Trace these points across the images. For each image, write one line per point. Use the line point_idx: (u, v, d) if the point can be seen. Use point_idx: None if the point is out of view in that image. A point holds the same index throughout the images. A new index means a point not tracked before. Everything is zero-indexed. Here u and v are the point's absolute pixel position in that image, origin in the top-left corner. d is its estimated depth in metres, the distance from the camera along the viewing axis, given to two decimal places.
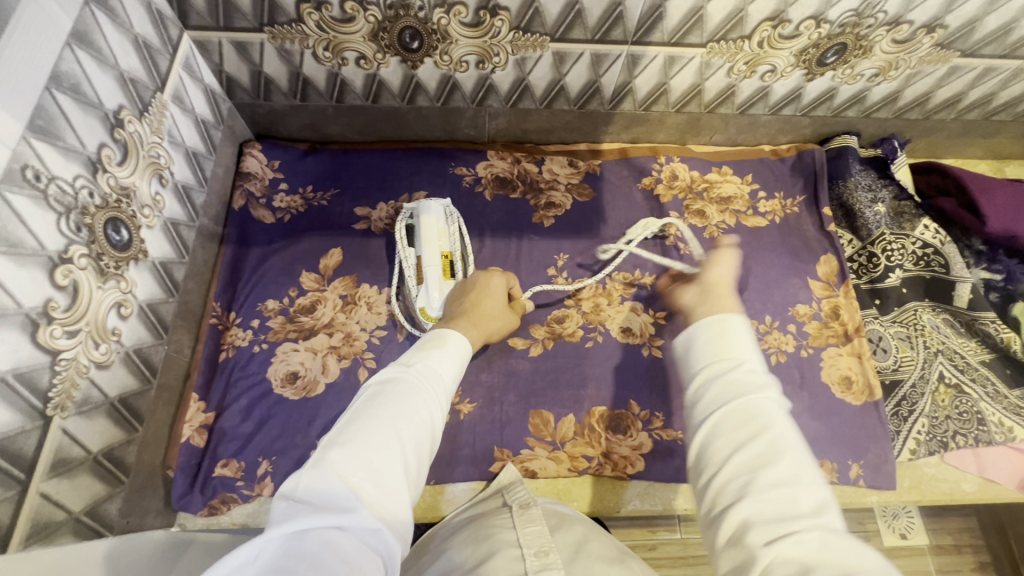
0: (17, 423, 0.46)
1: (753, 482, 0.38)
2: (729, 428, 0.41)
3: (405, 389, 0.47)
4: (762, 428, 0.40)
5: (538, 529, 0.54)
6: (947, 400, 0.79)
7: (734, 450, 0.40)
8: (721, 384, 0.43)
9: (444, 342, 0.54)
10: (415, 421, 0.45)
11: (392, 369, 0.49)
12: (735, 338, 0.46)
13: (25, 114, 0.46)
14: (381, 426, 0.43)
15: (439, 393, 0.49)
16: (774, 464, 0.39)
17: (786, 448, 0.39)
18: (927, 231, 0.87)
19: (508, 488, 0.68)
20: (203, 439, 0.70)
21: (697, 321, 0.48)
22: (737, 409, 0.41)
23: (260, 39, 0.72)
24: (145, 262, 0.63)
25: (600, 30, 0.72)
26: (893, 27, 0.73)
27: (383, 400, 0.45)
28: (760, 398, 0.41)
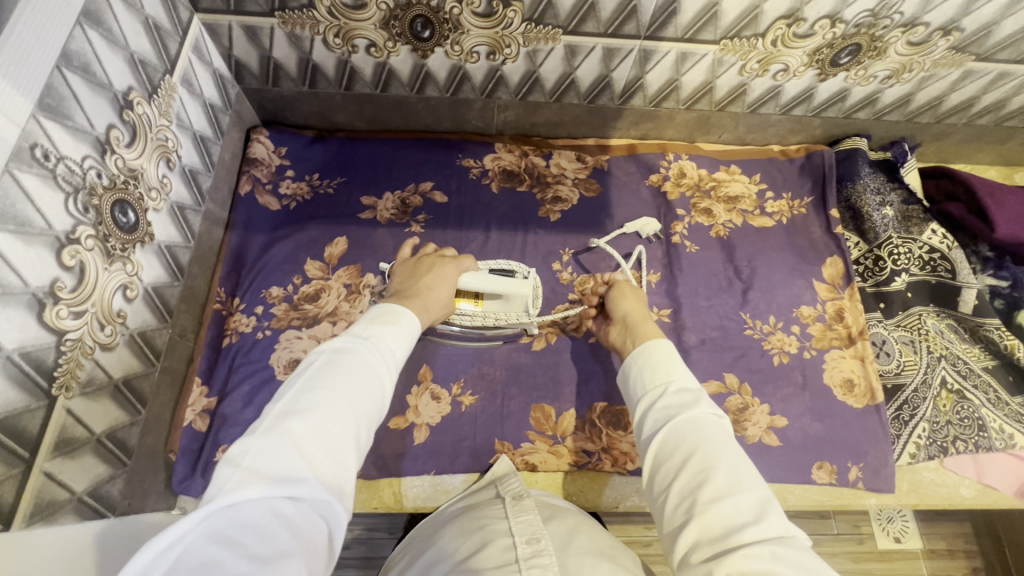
0: (23, 401, 0.46)
1: (693, 492, 0.44)
2: (670, 444, 0.48)
3: (356, 363, 0.47)
4: (698, 438, 0.47)
5: (531, 519, 0.54)
6: (948, 406, 0.79)
7: (675, 465, 0.46)
8: (657, 411, 0.51)
9: (399, 319, 0.53)
10: (366, 394, 0.45)
11: (345, 340, 0.49)
12: (673, 362, 0.54)
13: (35, 92, 0.45)
14: (334, 397, 0.43)
15: (389, 367, 0.50)
16: (707, 466, 0.44)
17: (722, 461, 0.45)
18: (935, 236, 0.87)
19: (501, 479, 0.68)
20: (206, 424, 0.70)
21: (633, 354, 0.58)
22: (675, 427, 0.48)
23: (271, 24, 0.72)
24: (151, 245, 0.63)
25: (613, 24, 0.72)
26: (909, 28, 0.72)
27: (333, 371, 0.45)
28: (694, 413, 0.49)
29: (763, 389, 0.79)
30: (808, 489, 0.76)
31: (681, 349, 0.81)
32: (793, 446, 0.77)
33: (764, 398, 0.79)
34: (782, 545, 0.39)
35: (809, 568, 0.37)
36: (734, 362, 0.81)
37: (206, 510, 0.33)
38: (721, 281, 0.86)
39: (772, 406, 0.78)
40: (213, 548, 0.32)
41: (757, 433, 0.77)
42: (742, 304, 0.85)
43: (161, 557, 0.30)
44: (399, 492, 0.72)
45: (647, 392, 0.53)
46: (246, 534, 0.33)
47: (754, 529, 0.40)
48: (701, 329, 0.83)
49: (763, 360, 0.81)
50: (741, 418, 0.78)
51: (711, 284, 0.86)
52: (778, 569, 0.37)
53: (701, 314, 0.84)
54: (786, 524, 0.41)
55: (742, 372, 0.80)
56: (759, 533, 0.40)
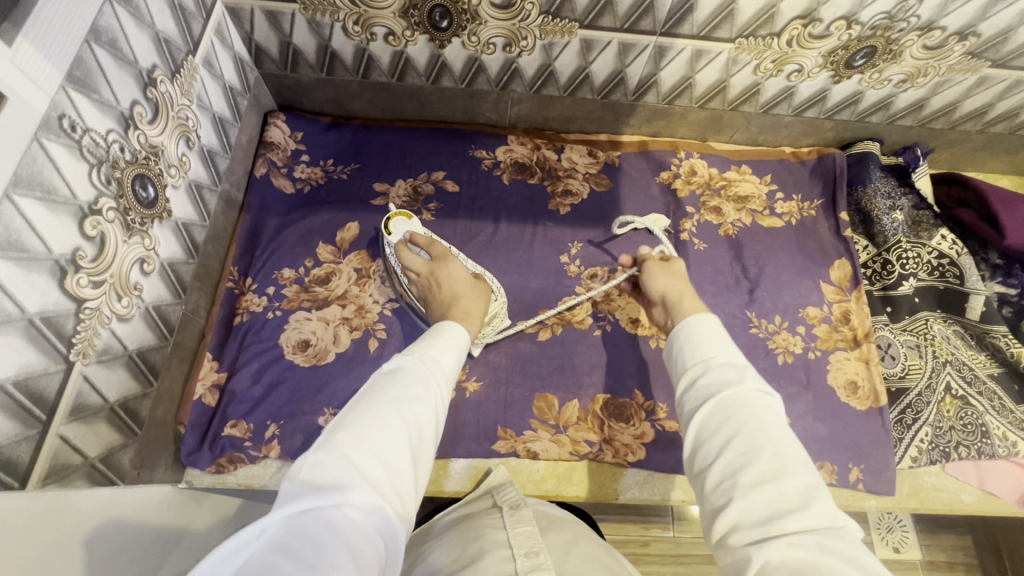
0: (41, 364, 0.47)
1: (736, 473, 0.44)
2: (714, 422, 0.47)
3: (409, 377, 0.47)
4: (743, 418, 0.46)
5: (529, 530, 0.54)
6: (952, 411, 0.79)
7: (720, 443, 0.46)
8: (700, 388, 0.51)
9: (441, 335, 0.54)
10: (419, 405, 0.45)
11: (398, 357, 0.49)
12: (719, 340, 0.54)
13: (65, 65, 0.47)
14: (390, 408, 0.43)
15: (440, 384, 0.49)
16: (752, 447, 0.44)
17: (769, 444, 0.44)
18: (944, 242, 0.86)
19: (498, 488, 0.68)
20: (215, 399, 0.71)
21: (680, 328, 0.58)
22: (719, 404, 0.48)
23: (292, 9, 0.73)
24: (169, 222, 0.64)
25: (630, 19, 0.72)
26: (925, 32, 0.72)
27: (387, 385, 0.45)
28: (739, 390, 0.48)
29: None
30: None
31: None
32: None
33: None
34: (829, 535, 0.38)
35: (857, 558, 0.37)
36: None
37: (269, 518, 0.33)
38: (727, 280, 0.87)
39: None
40: (270, 554, 0.31)
41: None
42: (748, 303, 0.85)
43: (225, 559, 0.31)
44: None
45: (690, 368, 0.53)
46: (300, 541, 0.32)
47: (800, 515, 0.39)
48: None
49: (767, 359, 0.81)
50: None
51: (718, 282, 0.86)
52: (825, 559, 0.36)
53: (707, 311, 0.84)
54: (834, 514, 0.40)
55: None
56: (805, 521, 0.39)
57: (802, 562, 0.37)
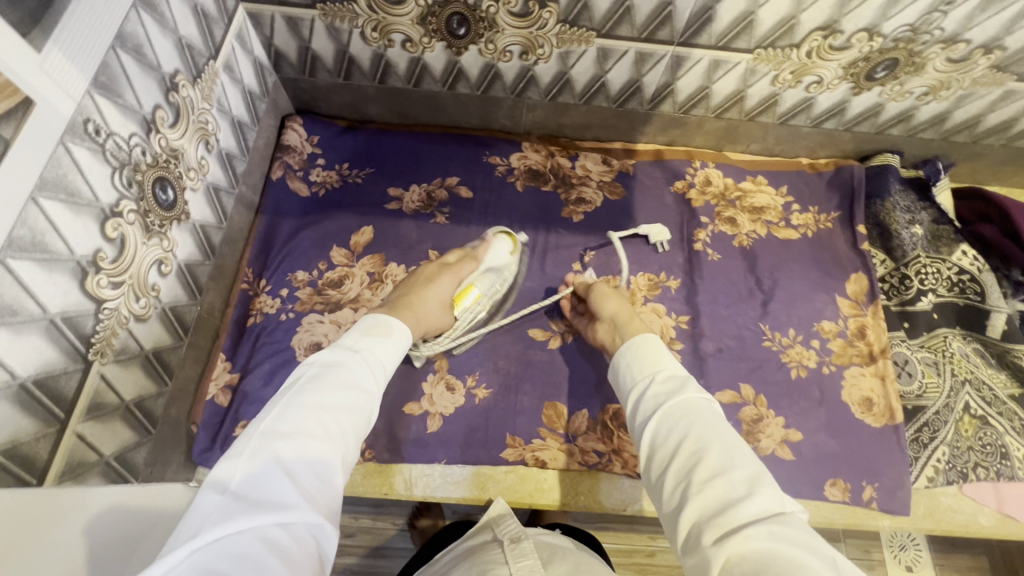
0: (61, 363, 0.48)
1: (689, 473, 0.44)
2: (666, 427, 0.48)
3: (345, 377, 0.47)
4: (691, 418, 0.47)
5: (532, 563, 0.54)
6: (971, 431, 0.77)
7: (671, 447, 0.46)
8: (651, 397, 0.51)
9: (391, 331, 0.53)
10: (356, 410, 0.45)
11: (333, 353, 0.48)
12: (662, 353, 0.55)
13: (91, 70, 0.47)
14: (324, 413, 0.43)
15: (379, 382, 0.49)
16: (701, 445, 0.45)
17: (716, 438, 0.45)
18: (965, 257, 0.85)
19: (497, 520, 0.66)
20: (227, 399, 0.72)
21: (623, 349, 0.58)
22: (668, 410, 0.49)
23: (312, 15, 0.74)
24: (186, 223, 0.65)
25: (648, 29, 0.72)
26: (949, 45, 0.71)
27: (324, 386, 0.45)
28: (683, 396, 0.49)
29: (779, 402, 0.78)
30: (821, 506, 0.75)
31: (698, 357, 0.81)
32: (807, 461, 0.76)
33: (779, 410, 0.78)
34: (779, 521, 0.39)
35: (807, 543, 0.37)
36: (751, 373, 0.80)
37: (192, 545, 0.33)
38: (741, 291, 0.86)
39: (787, 419, 0.78)
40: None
41: (771, 446, 0.76)
42: (761, 315, 0.84)
43: None
44: (409, 479, 0.73)
45: (637, 382, 0.54)
46: (230, 567, 0.32)
47: (751, 504, 0.40)
48: (719, 337, 0.82)
49: (779, 373, 0.80)
50: (755, 429, 0.77)
51: (731, 293, 0.86)
52: (778, 546, 0.37)
53: (720, 323, 0.83)
54: (783, 500, 0.41)
55: (759, 383, 0.80)
56: (757, 509, 0.40)
57: (759, 552, 0.37)
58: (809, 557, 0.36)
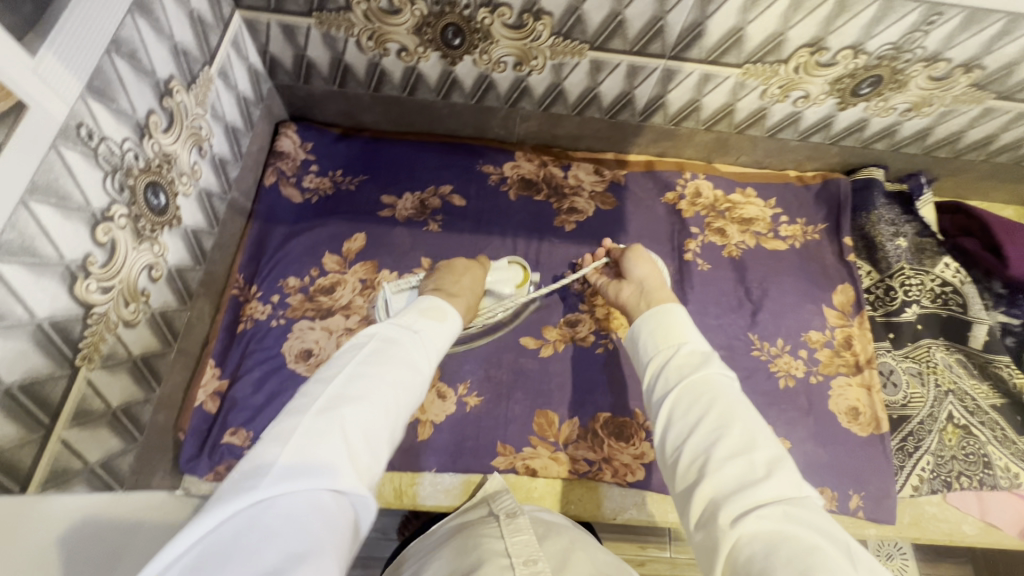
0: (47, 368, 0.47)
1: (707, 449, 0.43)
2: (686, 402, 0.47)
3: (403, 351, 0.46)
4: (710, 396, 0.46)
5: (526, 538, 0.54)
6: (955, 440, 0.79)
7: (688, 422, 0.46)
8: (670, 370, 0.50)
9: (444, 318, 0.53)
10: (412, 386, 0.45)
11: (392, 329, 0.48)
12: (685, 328, 0.54)
13: (86, 75, 0.48)
14: (387, 386, 0.43)
15: (431, 361, 0.49)
16: (720, 423, 0.44)
17: (736, 418, 0.44)
18: (948, 269, 0.87)
19: (492, 496, 0.67)
20: (216, 406, 0.71)
21: (642, 320, 0.58)
22: (690, 385, 0.48)
23: (307, 24, 0.75)
24: (178, 229, 0.65)
25: (639, 43, 0.73)
26: (930, 63, 0.73)
27: (386, 358, 0.44)
28: (707, 371, 0.48)
29: (768, 412, 0.79)
30: None
31: None
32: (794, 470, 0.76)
33: (768, 419, 0.79)
34: (795, 505, 0.38)
35: (822, 528, 0.37)
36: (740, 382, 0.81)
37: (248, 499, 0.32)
38: (731, 301, 0.87)
39: (775, 428, 0.78)
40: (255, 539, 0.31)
41: None
42: (750, 325, 0.85)
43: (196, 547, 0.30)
44: (399, 488, 0.73)
45: (656, 355, 0.53)
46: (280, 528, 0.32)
47: (768, 486, 0.40)
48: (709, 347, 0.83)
49: (768, 382, 0.81)
50: None
51: (721, 303, 0.87)
52: (792, 528, 0.37)
53: (709, 332, 0.84)
54: (799, 485, 0.40)
55: (748, 393, 0.80)
56: (773, 491, 0.39)
57: (772, 535, 0.37)
58: (823, 540, 0.36)
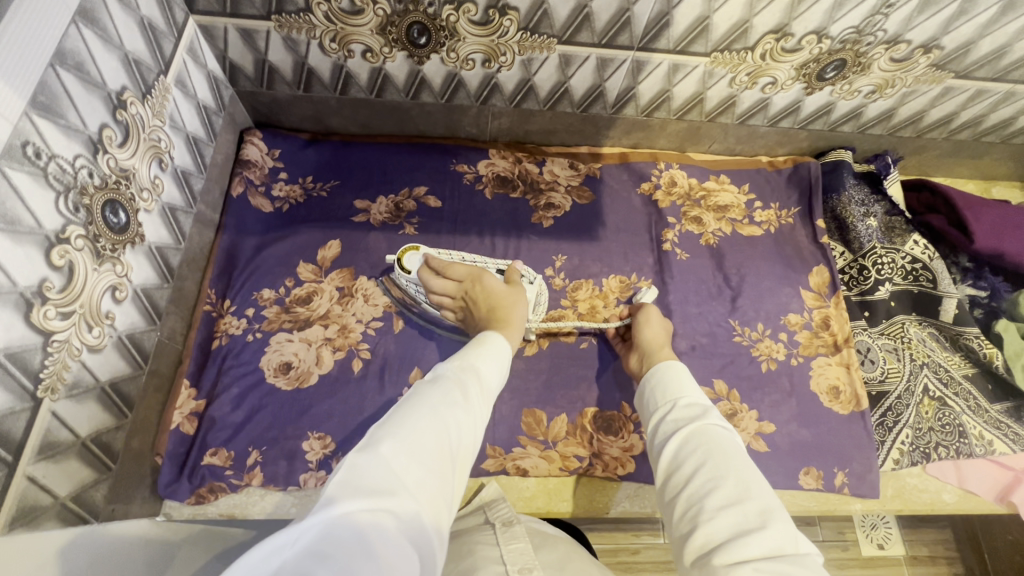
0: (7, 403, 0.45)
1: (702, 499, 0.46)
2: (686, 453, 0.50)
3: (449, 385, 0.48)
4: (709, 448, 0.49)
5: (522, 547, 0.53)
6: (931, 412, 0.81)
7: (685, 472, 0.49)
8: (671, 421, 0.54)
9: (484, 344, 0.56)
10: (458, 417, 0.45)
11: (436, 372, 0.50)
12: (688, 381, 0.58)
13: (29, 90, 0.45)
14: (433, 415, 0.43)
15: (479, 392, 0.50)
16: (718, 475, 0.46)
17: (732, 471, 0.47)
18: (918, 246, 0.89)
19: (489, 505, 0.68)
20: (193, 427, 0.69)
21: (650, 374, 0.61)
22: (688, 436, 0.51)
23: (267, 27, 0.72)
24: (141, 246, 0.62)
25: (608, 35, 0.73)
26: (891, 45, 0.75)
27: (432, 394, 0.46)
28: (702, 422, 0.52)
29: (752, 396, 0.80)
30: (795, 495, 0.77)
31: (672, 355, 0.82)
32: (780, 451, 0.78)
33: (753, 404, 0.80)
34: (790, 559, 0.39)
35: None
36: (723, 369, 0.82)
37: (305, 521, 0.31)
38: (710, 289, 0.88)
39: (760, 412, 0.80)
40: (316, 549, 0.30)
41: (746, 439, 0.78)
42: (730, 311, 0.86)
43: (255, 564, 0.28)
44: None
45: (659, 407, 0.57)
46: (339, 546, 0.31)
47: (762, 537, 0.41)
48: (692, 335, 0.84)
49: (751, 367, 0.82)
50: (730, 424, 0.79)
51: (701, 291, 0.87)
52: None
53: (691, 321, 0.85)
54: (797, 541, 0.41)
55: (731, 379, 0.81)
56: (770, 541, 0.41)
57: None
58: None
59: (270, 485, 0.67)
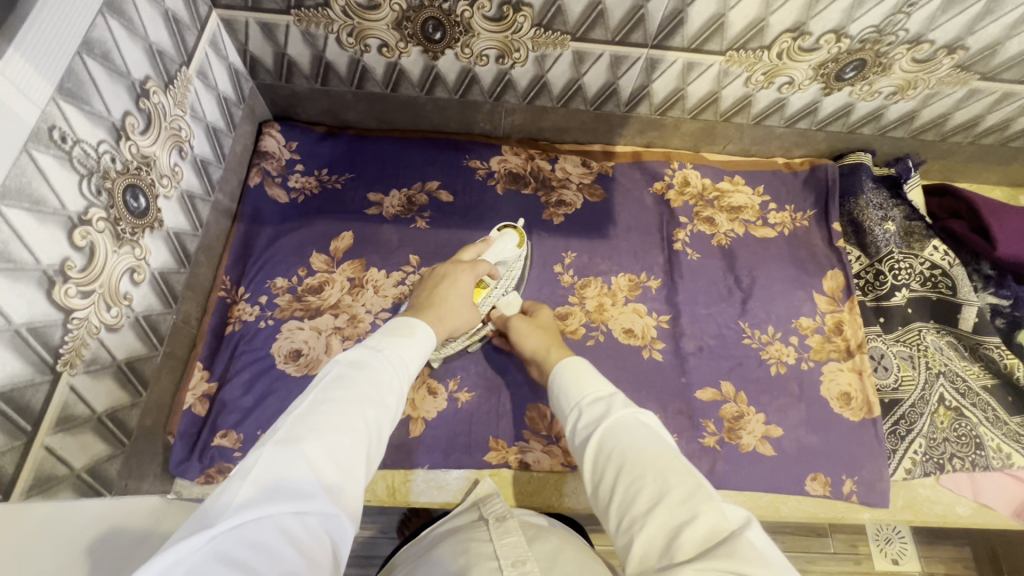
0: (28, 375, 0.47)
1: (630, 507, 0.45)
2: (602, 459, 0.50)
3: (373, 371, 0.45)
4: (621, 450, 0.48)
5: (515, 541, 0.53)
6: (947, 423, 0.79)
7: (608, 480, 0.48)
8: (581, 428, 0.54)
9: (413, 331, 0.53)
10: (383, 408, 0.44)
11: (357, 353, 0.47)
12: (587, 378, 0.58)
13: (57, 77, 0.47)
14: (354, 406, 0.41)
15: (405, 378, 0.48)
16: (636, 474, 0.46)
17: (648, 465, 0.46)
18: (937, 252, 0.86)
19: (484, 501, 0.66)
20: (205, 408, 0.71)
21: (553, 380, 0.61)
22: (602, 440, 0.50)
23: (286, 21, 0.74)
24: (160, 231, 0.64)
25: (622, 32, 0.73)
26: (913, 46, 0.73)
27: (350, 382, 0.43)
28: (609, 420, 0.51)
29: (760, 399, 0.79)
30: (802, 501, 0.76)
31: (679, 355, 0.82)
32: (787, 456, 0.76)
33: (760, 407, 0.79)
34: (723, 542, 0.39)
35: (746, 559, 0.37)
36: (731, 370, 0.81)
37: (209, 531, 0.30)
38: (721, 290, 0.87)
39: (767, 415, 0.79)
40: (213, 570, 0.29)
41: (752, 442, 0.77)
42: (741, 313, 0.85)
43: None
44: (392, 485, 0.72)
45: (568, 415, 0.56)
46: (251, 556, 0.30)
47: (693, 528, 0.40)
48: (700, 336, 0.83)
49: (760, 369, 0.81)
50: (736, 426, 0.78)
51: (711, 292, 0.86)
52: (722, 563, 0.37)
53: (700, 321, 0.84)
54: (724, 517, 0.41)
55: (739, 381, 0.80)
56: (697, 525, 0.40)
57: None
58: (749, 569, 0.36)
59: None
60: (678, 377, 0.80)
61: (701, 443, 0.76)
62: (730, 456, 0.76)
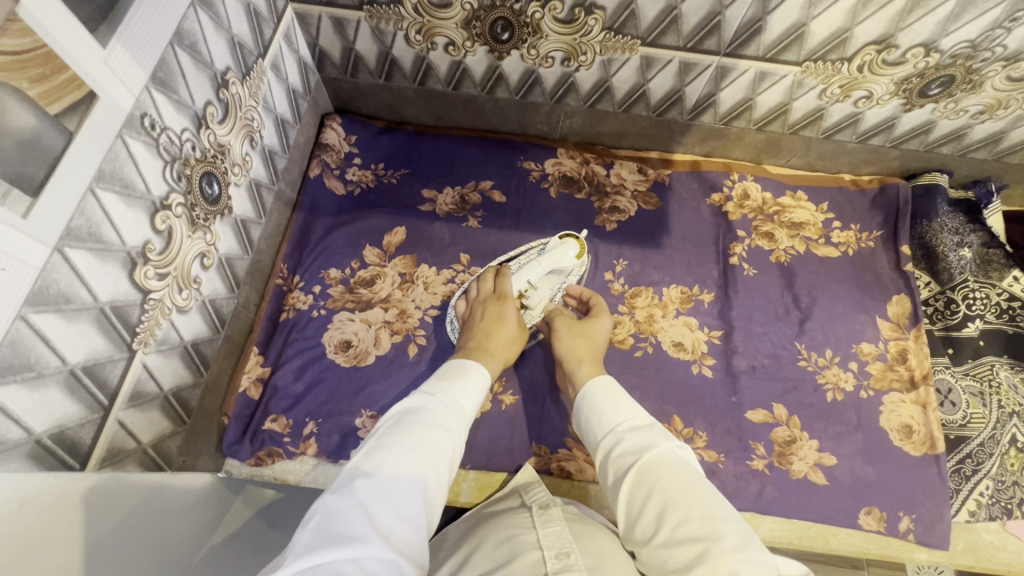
0: (107, 351, 0.49)
1: (676, 546, 0.44)
2: (641, 492, 0.49)
3: (428, 418, 0.49)
4: (665, 485, 0.48)
5: (558, 530, 0.51)
6: (1017, 466, 0.74)
7: (652, 515, 0.48)
8: (618, 456, 0.53)
9: (467, 371, 0.57)
10: (437, 451, 0.47)
11: (414, 399, 0.51)
12: (621, 403, 0.57)
13: (151, 66, 0.49)
14: (407, 451, 0.44)
15: (460, 424, 0.51)
16: (683, 515, 0.46)
17: (695, 507, 0.46)
18: (1017, 284, 0.83)
19: (526, 488, 0.66)
20: (259, 392, 0.73)
21: (583, 399, 0.60)
22: (642, 473, 0.50)
23: (358, 17, 0.75)
24: (229, 218, 0.66)
25: (694, 39, 0.71)
26: (1010, 63, 0.69)
27: (406, 427, 0.47)
28: (650, 454, 0.51)
29: (814, 425, 0.76)
30: (852, 535, 0.72)
31: (730, 373, 0.79)
32: (841, 487, 0.73)
33: (814, 433, 0.76)
34: None
35: None
36: (784, 393, 0.78)
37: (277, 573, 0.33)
38: (778, 309, 0.84)
39: (821, 442, 0.75)
40: None
41: (803, 469, 0.74)
42: (798, 334, 0.82)
43: None
44: None
45: (601, 439, 0.56)
46: None
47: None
48: (753, 355, 0.80)
49: (815, 394, 0.78)
50: (787, 451, 0.75)
51: (767, 310, 0.84)
52: None
53: (754, 339, 0.81)
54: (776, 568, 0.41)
55: (793, 404, 0.77)
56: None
57: None
58: None
59: (324, 456, 0.70)
60: (728, 397, 0.78)
61: (748, 466, 0.74)
62: (779, 481, 0.73)
